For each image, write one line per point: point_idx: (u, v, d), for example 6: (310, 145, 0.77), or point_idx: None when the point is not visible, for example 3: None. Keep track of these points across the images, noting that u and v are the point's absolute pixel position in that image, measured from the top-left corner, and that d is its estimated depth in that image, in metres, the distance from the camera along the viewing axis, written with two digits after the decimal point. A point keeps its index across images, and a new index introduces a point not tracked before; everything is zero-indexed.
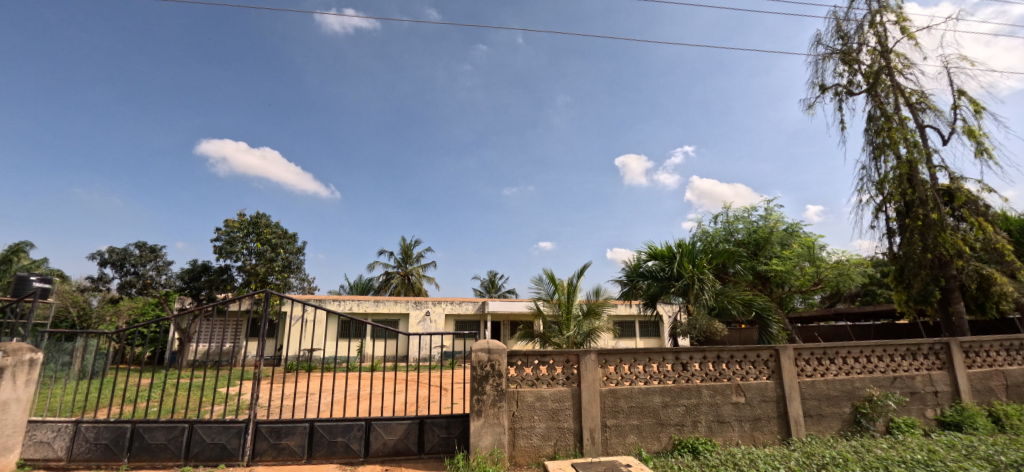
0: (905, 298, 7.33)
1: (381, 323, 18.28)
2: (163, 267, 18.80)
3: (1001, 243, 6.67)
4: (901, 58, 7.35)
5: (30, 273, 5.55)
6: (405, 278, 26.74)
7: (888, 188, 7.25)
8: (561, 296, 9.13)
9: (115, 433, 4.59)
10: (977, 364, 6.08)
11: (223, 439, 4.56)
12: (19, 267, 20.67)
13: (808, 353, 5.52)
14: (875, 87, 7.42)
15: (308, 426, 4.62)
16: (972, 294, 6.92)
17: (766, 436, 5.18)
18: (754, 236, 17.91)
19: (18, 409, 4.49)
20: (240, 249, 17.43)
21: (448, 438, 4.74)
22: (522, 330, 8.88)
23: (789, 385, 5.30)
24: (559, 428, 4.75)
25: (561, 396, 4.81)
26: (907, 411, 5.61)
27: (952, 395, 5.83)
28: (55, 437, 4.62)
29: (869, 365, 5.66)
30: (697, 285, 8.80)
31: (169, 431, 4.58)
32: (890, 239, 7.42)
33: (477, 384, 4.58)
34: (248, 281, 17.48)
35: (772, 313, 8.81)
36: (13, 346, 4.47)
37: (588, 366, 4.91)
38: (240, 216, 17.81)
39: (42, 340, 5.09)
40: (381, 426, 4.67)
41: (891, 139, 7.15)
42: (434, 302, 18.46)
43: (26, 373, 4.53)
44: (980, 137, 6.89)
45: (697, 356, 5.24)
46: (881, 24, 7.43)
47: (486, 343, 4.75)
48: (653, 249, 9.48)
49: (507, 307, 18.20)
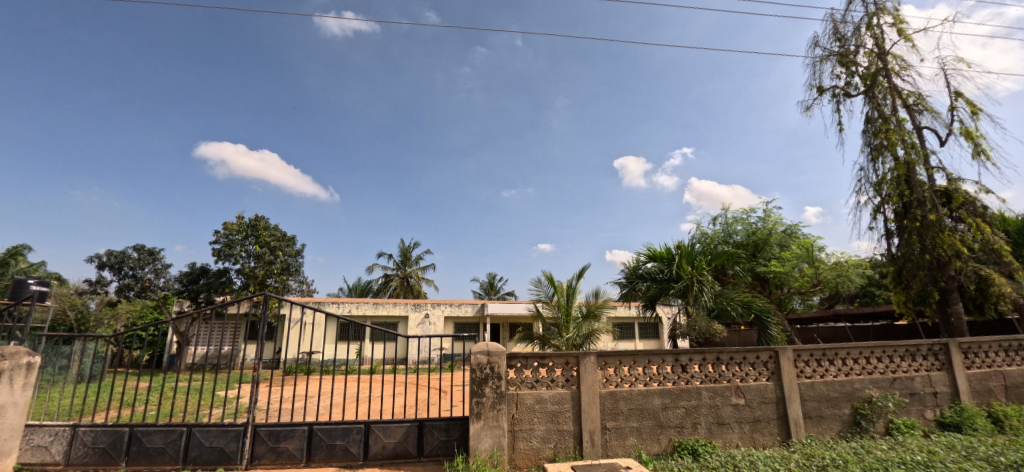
0: (904, 299, 7.34)
1: (381, 326, 18.28)
2: (161, 269, 18.73)
3: (999, 244, 6.70)
4: (897, 60, 7.37)
5: (27, 277, 5.53)
6: (404, 280, 26.73)
7: (885, 189, 7.27)
8: (560, 298, 9.13)
9: (113, 437, 4.56)
10: (975, 365, 6.08)
11: (221, 442, 4.55)
12: (17, 270, 20.62)
13: (808, 354, 5.52)
14: (872, 89, 7.45)
15: (307, 429, 4.60)
16: (971, 295, 6.93)
17: (766, 438, 5.18)
18: (753, 237, 17.91)
19: (14, 413, 4.46)
20: (238, 251, 17.40)
21: (448, 440, 4.72)
22: (521, 332, 8.84)
23: (789, 386, 5.30)
24: (559, 431, 4.74)
25: (561, 398, 4.80)
26: (907, 412, 5.61)
27: (951, 396, 5.83)
28: (52, 441, 4.59)
29: (868, 367, 5.66)
30: (696, 286, 8.79)
31: (166, 435, 4.56)
32: (889, 240, 7.42)
33: (477, 386, 4.57)
34: (247, 284, 17.42)
35: (771, 315, 8.81)
36: (10, 350, 4.45)
37: (588, 368, 4.90)
38: (239, 219, 17.81)
39: (39, 344, 5.06)
40: (380, 428, 4.66)
41: (888, 141, 7.18)
42: (434, 305, 18.43)
43: (23, 377, 4.51)
44: (978, 138, 6.91)
45: (697, 358, 5.24)
46: (877, 26, 7.46)
47: (486, 345, 4.75)
48: (653, 251, 9.49)
49: (507, 309, 18.21)
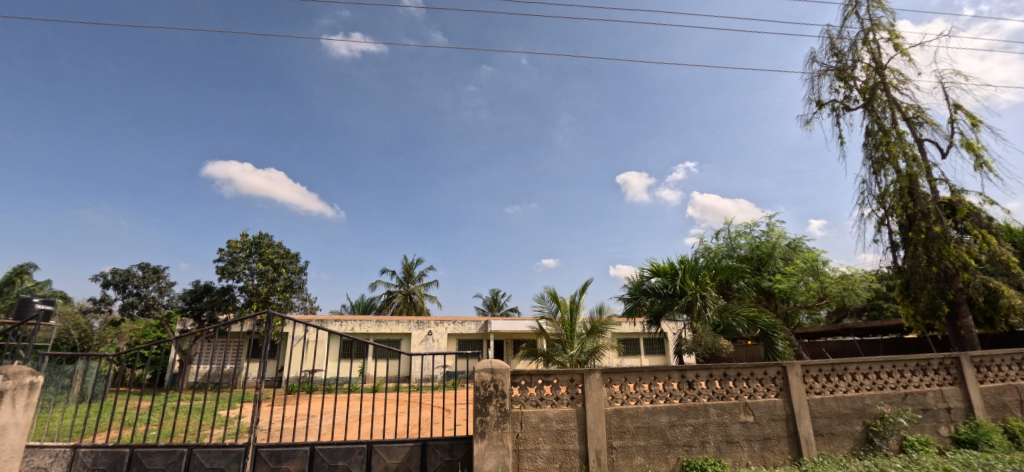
0: (912, 312, 7.28)
1: (383, 343, 18.25)
2: (165, 287, 18.75)
3: (1006, 255, 6.59)
4: (896, 74, 7.44)
5: (33, 295, 5.51)
6: (407, 297, 26.71)
7: (889, 201, 7.24)
8: (563, 314, 9.13)
9: (113, 458, 4.52)
10: (989, 379, 5.96)
11: (222, 463, 4.49)
12: (21, 288, 20.56)
13: (816, 369, 5.43)
14: (871, 102, 7.51)
15: (309, 449, 4.54)
16: (980, 307, 6.88)
17: (776, 457, 5.05)
18: (757, 252, 18.05)
19: (16, 434, 4.39)
20: (242, 269, 17.43)
21: (450, 461, 4.64)
22: (524, 349, 8.78)
23: (799, 403, 5.20)
24: (564, 450, 4.65)
25: (566, 416, 4.74)
26: (920, 428, 5.49)
27: (965, 412, 5.71)
28: (52, 462, 4.56)
29: (879, 382, 5.57)
30: (699, 302, 8.70)
31: (167, 456, 4.51)
32: (894, 252, 7.37)
33: (480, 405, 4.51)
34: (250, 301, 17.47)
35: (777, 330, 8.75)
36: (13, 370, 4.41)
37: (593, 386, 4.83)
38: (243, 237, 17.93)
39: (43, 363, 4.97)
40: (382, 448, 4.59)
41: (890, 154, 7.19)
42: (436, 322, 18.34)
43: (25, 397, 4.47)
44: (979, 150, 6.92)
45: (703, 374, 5.17)
46: (874, 41, 7.55)
47: (489, 362, 4.67)
48: (656, 266, 9.46)
49: (509, 326, 18.12)
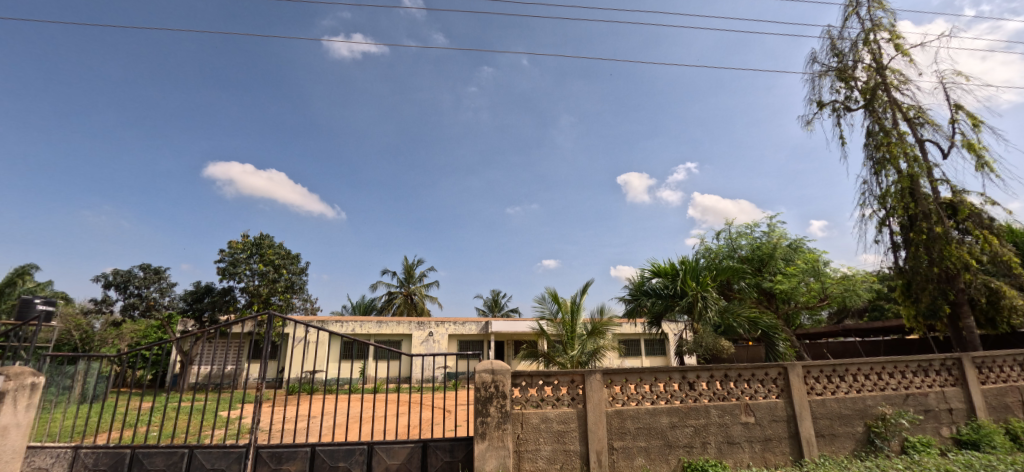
0: (914, 313, 7.25)
1: (384, 344, 18.25)
2: (167, 288, 18.76)
3: (1008, 256, 6.57)
4: (896, 74, 7.44)
5: (34, 296, 5.52)
6: (408, 298, 26.71)
7: (890, 201, 7.23)
8: (564, 315, 9.13)
9: (114, 459, 4.52)
10: (990, 380, 5.95)
11: (223, 464, 4.49)
12: (23, 288, 20.57)
13: (817, 370, 5.42)
14: (871, 103, 7.51)
15: (309, 450, 4.54)
16: (982, 308, 6.86)
17: (777, 458, 5.05)
18: (758, 252, 18.04)
19: (17, 434, 4.39)
20: (243, 270, 17.45)
21: (451, 462, 4.64)
22: (525, 349, 8.76)
23: (800, 404, 5.19)
24: (565, 451, 4.65)
25: (567, 417, 4.74)
26: (922, 429, 5.48)
27: (967, 413, 5.69)
28: (53, 463, 4.55)
29: (880, 382, 5.56)
30: (700, 303, 8.69)
31: (168, 456, 4.50)
32: (895, 253, 7.36)
33: (481, 405, 4.51)
34: (251, 302, 17.49)
35: (778, 331, 8.72)
36: (14, 371, 4.41)
37: (594, 387, 4.83)
38: (244, 237, 17.96)
39: (44, 364, 4.97)
40: (383, 449, 4.59)
41: (891, 154, 7.18)
42: (437, 323, 18.35)
43: (26, 398, 4.47)
44: (980, 150, 6.91)
45: (704, 375, 5.17)
46: (874, 42, 7.55)
47: (489, 363, 4.67)
48: (657, 266, 9.44)
49: (510, 327, 18.13)
